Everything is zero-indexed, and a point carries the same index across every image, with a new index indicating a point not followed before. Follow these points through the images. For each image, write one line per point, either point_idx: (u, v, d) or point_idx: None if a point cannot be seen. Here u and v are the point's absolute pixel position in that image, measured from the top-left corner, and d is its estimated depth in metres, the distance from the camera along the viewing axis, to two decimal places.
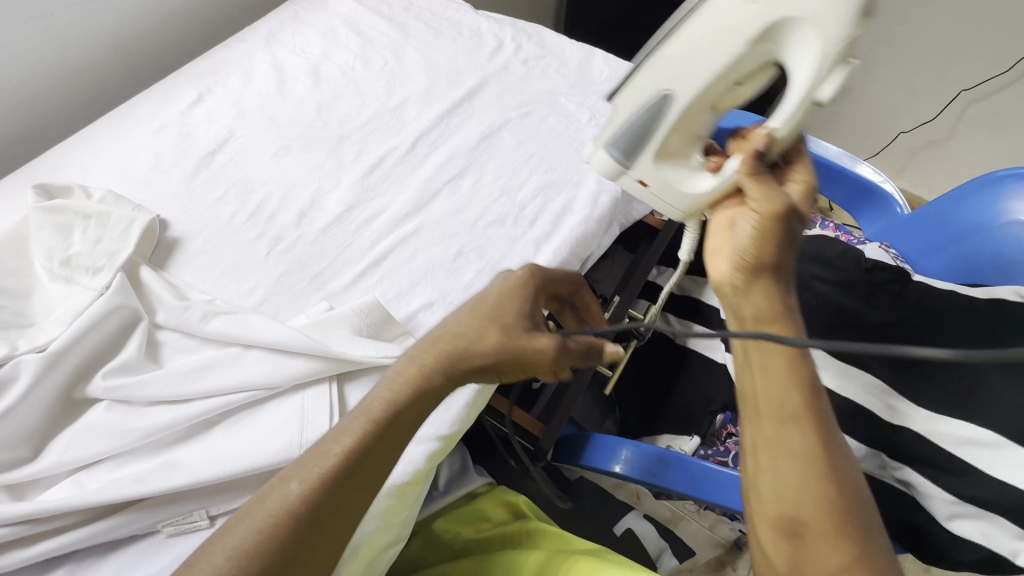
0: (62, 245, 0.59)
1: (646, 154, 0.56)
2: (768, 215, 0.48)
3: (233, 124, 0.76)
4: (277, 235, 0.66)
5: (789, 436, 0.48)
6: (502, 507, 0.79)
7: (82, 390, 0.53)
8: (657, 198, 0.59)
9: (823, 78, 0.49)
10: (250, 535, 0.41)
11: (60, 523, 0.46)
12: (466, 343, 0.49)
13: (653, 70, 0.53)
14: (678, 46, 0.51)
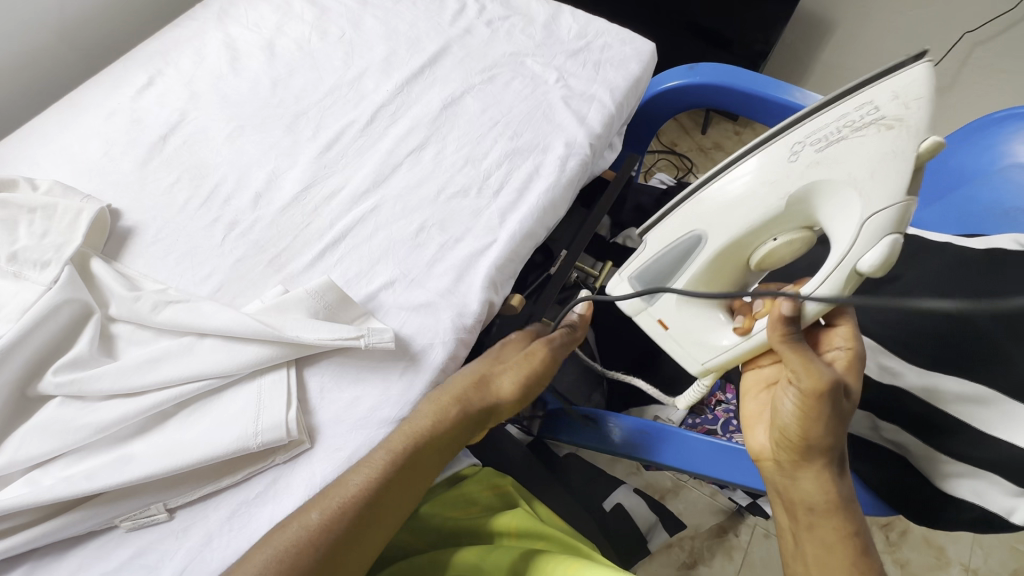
0: (7, 241, 0.57)
1: (672, 294, 0.60)
2: (810, 393, 0.52)
3: (186, 106, 0.73)
4: (233, 219, 0.64)
5: (840, 538, 0.54)
6: (489, 490, 0.73)
7: (35, 387, 0.52)
8: (676, 341, 0.62)
9: (863, 245, 0.47)
10: (270, 563, 0.43)
11: (14, 522, 0.45)
12: (480, 385, 0.57)
13: (688, 214, 0.58)
14: (717, 197, 0.56)
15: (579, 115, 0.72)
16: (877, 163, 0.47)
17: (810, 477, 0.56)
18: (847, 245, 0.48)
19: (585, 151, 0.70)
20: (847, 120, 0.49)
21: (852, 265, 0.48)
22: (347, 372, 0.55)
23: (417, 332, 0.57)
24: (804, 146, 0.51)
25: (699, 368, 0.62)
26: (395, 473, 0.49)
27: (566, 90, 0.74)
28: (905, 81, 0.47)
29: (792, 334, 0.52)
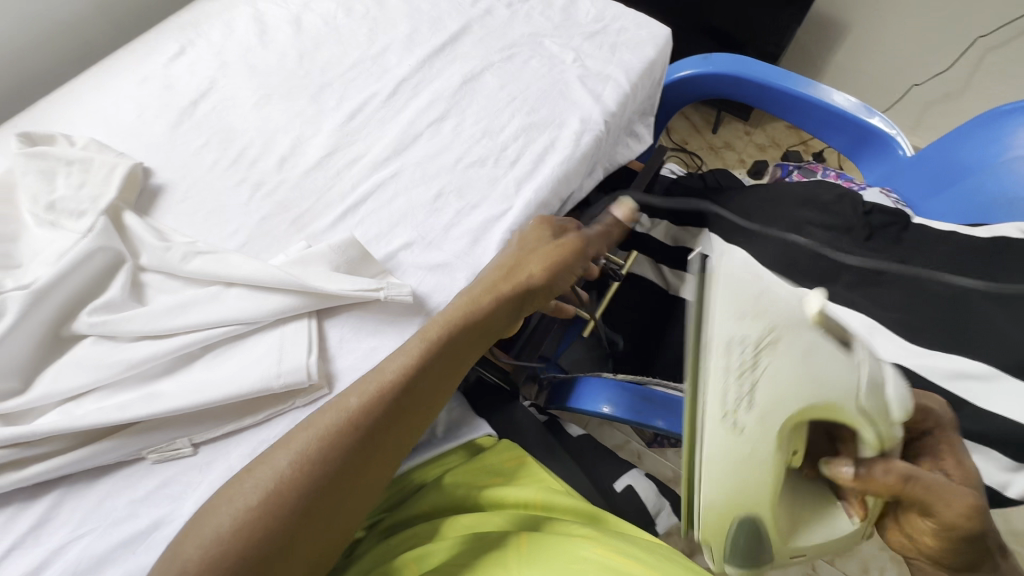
0: (46, 190, 0.60)
1: (779, 556, 0.40)
2: (949, 536, 0.41)
3: (215, 74, 0.76)
4: (259, 180, 0.67)
5: None
6: (512, 459, 0.72)
7: (69, 327, 0.54)
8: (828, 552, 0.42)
9: (880, 410, 0.39)
10: (313, 441, 0.45)
11: (48, 448, 0.48)
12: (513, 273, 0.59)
13: (707, 498, 0.38)
14: (714, 476, 0.37)
15: (595, 93, 0.74)
16: (807, 363, 0.39)
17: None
18: (859, 401, 0.39)
19: (599, 128, 0.72)
20: (744, 291, 0.41)
21: (880, 407, 0.39)
22: (365, 325, 0.57)
23: (433, 290, 0.60)
24: (740, 409, 0.37)
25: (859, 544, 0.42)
26: (433, 357, 0.52)
27: (582, 70, 0.76)
28: (728, 271, 0.42)
29: (916, 484, 0.40)
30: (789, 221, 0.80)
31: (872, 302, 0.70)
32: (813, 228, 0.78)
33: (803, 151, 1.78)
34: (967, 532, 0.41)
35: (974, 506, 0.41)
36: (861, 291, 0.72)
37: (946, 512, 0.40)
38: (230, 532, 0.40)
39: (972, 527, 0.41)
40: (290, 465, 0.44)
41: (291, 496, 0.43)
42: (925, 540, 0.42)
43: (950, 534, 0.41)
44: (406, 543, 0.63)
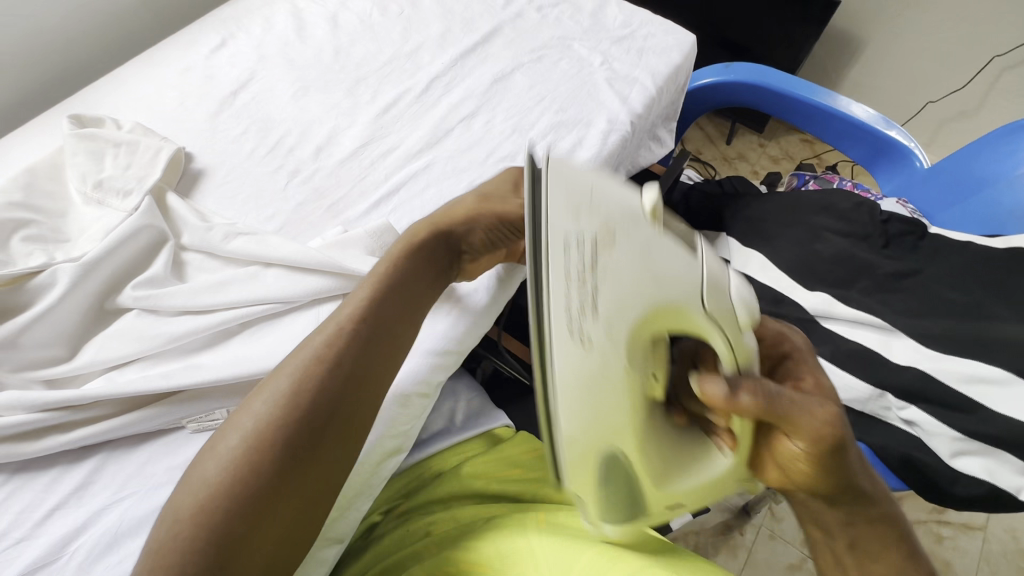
0: (94, 170, 0.62)
1: (650, 497, 0.38)
2: (818, 446, 0.39)
3: (255, 66, 0.78)
4: (296, 168, 0.69)
5: None
6: (531, 453, 0.74)
7: (114, 300, 0.57)
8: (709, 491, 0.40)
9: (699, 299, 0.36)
10: (287, 386, 0.43)
11: (97, 412, 0.50)
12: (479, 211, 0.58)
13: (572, 478, 0.34)
14: (577, 428, 0.33)
15: (621, 95, 0.76)
16: (641, 257, 0.35)
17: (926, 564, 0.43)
18: (701, 303, 0.36)
19: (625, 129, 0.74)
20: (580, 365, 0.33)
21: (726, 312, 0.37)
22: None
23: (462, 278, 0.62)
24: (581, 321, 0.33)
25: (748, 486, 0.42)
26: (396, 290, 0.51)
27: (609, 73, 0.79)
28: (561, 164, 0.36)
29: (774, 395, 0.38)
30: (805, 228, 0.79)
31: (887, 306, 0.70)
32: (830, 235, 0.77)
33: (816, 164, 1.79)
34: (834, 453, 0.40)
35: (840, 424, 0.40)
36: (876, 297, 0.71)
37: (824, 429, 0.39)
38: (218, 477, 0.39)
39: (841, 444, 0.40)
40: (267, 411, 0.42)
41: (271, 443, 0.40)
42: (793, 460, 0.41)
43: (818, 454, 0.40)
44: (428, 522, 0.63)
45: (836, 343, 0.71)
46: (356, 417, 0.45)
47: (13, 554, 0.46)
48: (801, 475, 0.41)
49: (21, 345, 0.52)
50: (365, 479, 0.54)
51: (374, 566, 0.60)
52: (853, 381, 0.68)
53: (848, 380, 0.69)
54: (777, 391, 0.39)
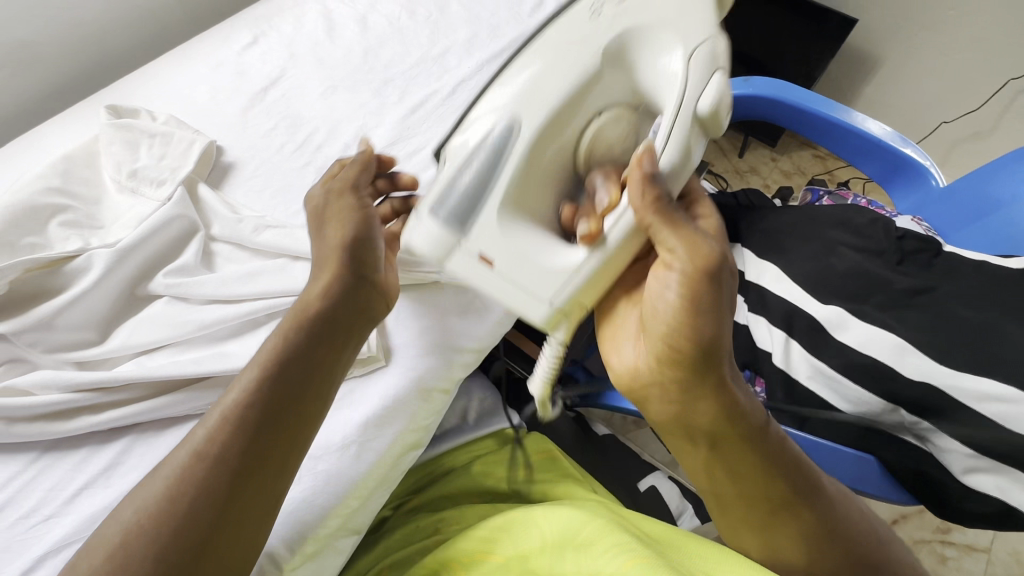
0: (129, 159, 0.64)
1: (490, 219, 0.43)
2: (690, 281, 0.43)
3: (286, 64, 0.80)
4: (323, 164, 0.70)
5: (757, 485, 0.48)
6: (539, 454, 0.73)
7: (145, 287, 0.58)
8: (506, 281, 0.43)
9: (682, 116, 0.46)
10: (228, 408, 0.43)
11: (128, 395, 0.51)
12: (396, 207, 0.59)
13: (536, 74, 0.46)
14: (550, 78, 0.45)
15: None
16: (678, 11, 0.48)
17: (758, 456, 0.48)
18: (678, 97, 0.46)
19: None
20: (571, 33, 0.47)
21: (692, 112, 0.46)
22: (419, 306, 0.60)
23: None
24: (604, 4, 0.48)
25: (546, 313, 0.43)
26: (342, 290, 0.50)
27: None
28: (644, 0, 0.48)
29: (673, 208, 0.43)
30: (821, 241, 0.78)
31: (899, 321, 0.68)
32: (846, 249, 0.76)
33: (829, 180, 1.79)
34: (712, 305, 0.43)
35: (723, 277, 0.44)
36: (890, 312, 0.69)
37: (714, 267, 0.43)
38: (162, 492, 0.39)
39: (718, 304, 0.44)
40: (207, 434, 0.41)
41: (217, 461, 0.40)
42: (666, 298, 0.45)
43: (697, 300, 0.43)
44: (430, 525, 0.63)
45: (848, 356, 0.69)
46: (292, 437, 0.44)
47: (43, 530, 0.47)
48: (670, 320, 0.45)
49: (55, 327, 0.53)
50: (390, 469, 0.55)
51: (377, 563, 0.61)
52: (867, 395, 0.68)
53: (861, 394, 0.68)
54: (676, 210, 0.44)
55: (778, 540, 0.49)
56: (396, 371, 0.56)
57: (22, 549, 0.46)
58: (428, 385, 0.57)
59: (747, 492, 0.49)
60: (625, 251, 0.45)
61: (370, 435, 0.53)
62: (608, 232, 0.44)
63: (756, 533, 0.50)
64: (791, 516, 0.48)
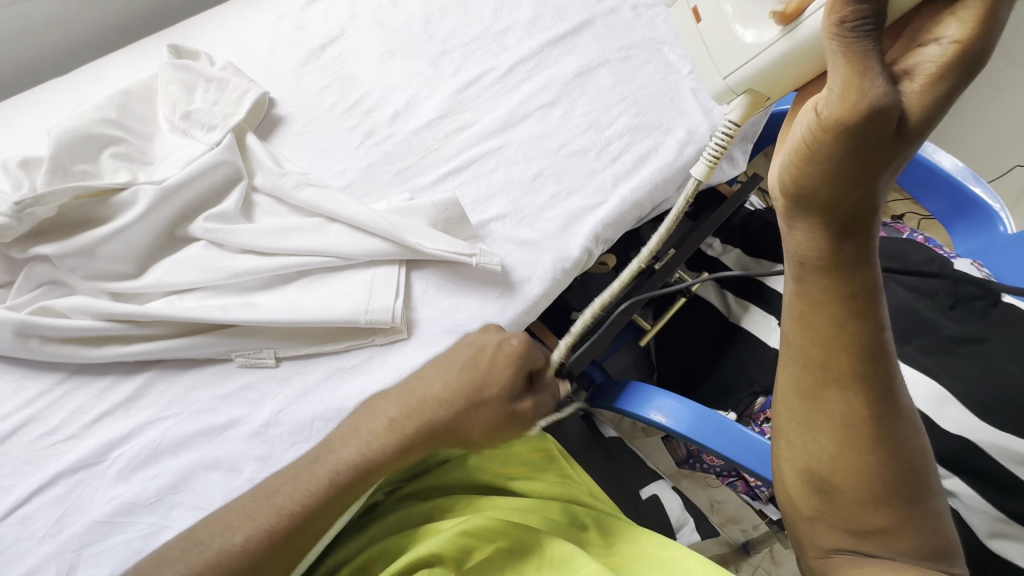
0: (185, 100, 0.65)
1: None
2: (827, 125, 0.35)
3: (346, 24, 0.79)
4: (371, 129, 0.70)
5: (828, 357, 0.46)
6: (537, 452, 0.68)
7: (184, 229, 0.58)
8: (705, 45, 0.51)
9: None
10: (325, 477, 0.46)
11: (155, 330, 0.52)
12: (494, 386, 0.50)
13: None
14: None
15: (705, 108, 0.74)
16: None
17: (842, 318, 0.45)
18: None
19: (703, 142, 0.72)
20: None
21: None
22: (448, 284, 0.58)
23: (519, 264, 0.60)
24: None
25: (721, 89, 0.50)
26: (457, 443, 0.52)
27: (696, 83, 0.76)
28: None
29: (864, 29, 0.33)
30: None
31: (940, 367, 0.64)
32: (895, 286, 0.71)
33: None
34: (846, 157, 0.37)
35: (879, 131, 0.35)
36: (933, 357, 0.65)
37: (860, 122, 0.34)
38: (257, 534, 0.43)
39: (867, 156, 0.36)
40: (293, 504, 0.45)
41: (296, 512, 0.45)
42: (804, 122, 0.38)
43: (821, 152, 0.37)
44: (422, 512, 0.61)
45: None
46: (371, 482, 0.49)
47: (61, 450, 0.49)
48: (790, 152, 0.40)
49: (96, 256, 0.54)
50: None
51: (362, 552, 0.56)
52: None
53: None
54: (857, 32, 0.33)
55: (813, 415, 0.48)
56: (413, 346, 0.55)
57: (42, 464, 0.48)
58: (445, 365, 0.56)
59: (815, 348, 0.47)
60: (814, 46, 0.43)
61: None
62: (804, 15, 0.43)
63: (798, 395, 0.49)
64: (844, 389, 0.46)
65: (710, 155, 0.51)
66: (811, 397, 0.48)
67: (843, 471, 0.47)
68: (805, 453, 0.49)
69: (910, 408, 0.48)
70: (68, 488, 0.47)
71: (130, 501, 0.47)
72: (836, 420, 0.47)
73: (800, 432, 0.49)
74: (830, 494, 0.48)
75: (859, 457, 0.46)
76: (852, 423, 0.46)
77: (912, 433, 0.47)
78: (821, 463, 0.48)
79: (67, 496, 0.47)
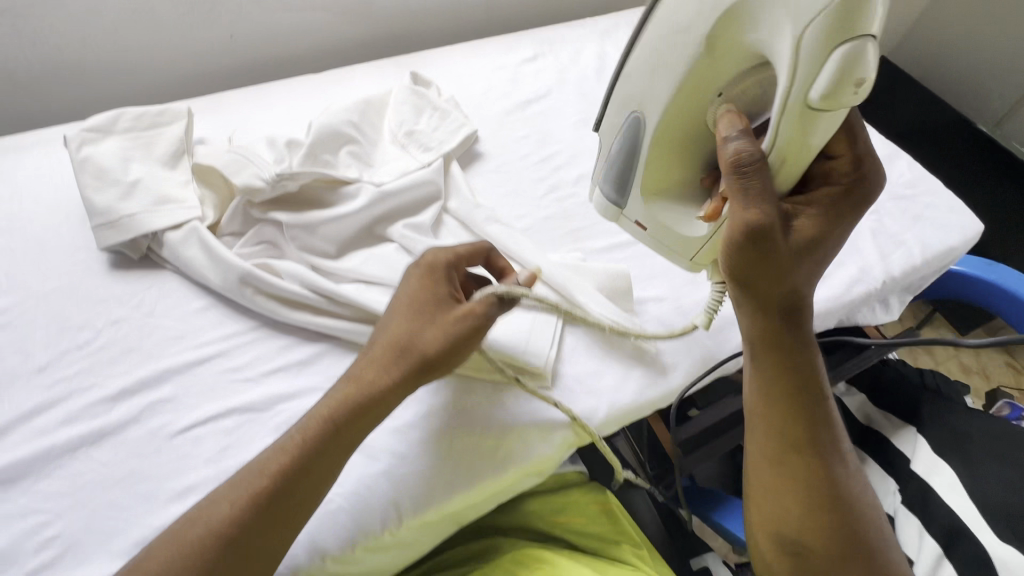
0: (411, 121, 0.74)
1: (636, 194, 0.56)
2: (745, 231, 0.45)
3: (553, 87, 0.87)
4: (556, 184, 0.75)
5: (780, 423, 0.52)
6: (596, 505, 0.68)
7: (383, 228, 0.65)
8: (659, 241, 0.57)
9: (801, 87, 0.41)
10: (263, 472, 0.45)
11: (340, 310, 0.58)
12: (416, 323, 0.51)
13: (642, 88, 0.50)
14: (639, 66, 0.50)
15: (882, 251, 0.72)
16: None
17: (786, 390, 0.52)
18: (805, 101, 0.41)
19: (874, 285, 0.70)
20: (676, 20, 0.45)
21: (825, 100, 0.40)
22: (598, 348, 0.61)
23: (668, 350, 0.61)
24: None
25: (691, 267, 0.57)
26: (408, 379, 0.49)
27: (877, 224, 0.75)
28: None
29: (757, 162, 0.44)
30: (1021, 470, 0.66)
31: None
32: None
33: None
34: (771, 257, 0.46)
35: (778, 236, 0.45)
36: None
37: (772, 230, 0.45)
38: (210, 542, 0.42)
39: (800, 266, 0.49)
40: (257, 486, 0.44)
41: (236, 517, 0.43)
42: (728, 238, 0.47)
43: (748, 255, 0.46)
44: (477, 547, 0.66)
45: None
46: (308, 497, 0.45)
47: (240, 388, 0.55)
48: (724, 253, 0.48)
49: (315, 233, 0.62)
50: (508, 486, 0.55)
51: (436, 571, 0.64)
52: None
53: None
54: (751, 168, 0.44)
55: (774, 483, 0.53)
56: (539, 400, 0.57)
57: (223, 395, 0.55)
58: (560, 418, 0.56)
59: (766, 422, 0.53)
60: None
61: (517, 445, 0.55)
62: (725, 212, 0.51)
63: (763, 462, 0.53)
64: (801, 455, 0.52)
65: (710, 308, 0.55)
66: (771, 462, 0.53)
67: (800, 527, 0.51)
68: (765, 514, 0.53)
69: (854, 467, 0.54)
70: (237, 424, 0.53)
71: None
72: (788, 480, 0.52)
73: (762, 495, 0.53)
74: (802, 556, 0.51)
75: (819, 517, 0.51)
76: (806, 482, 0.51)
77: (860, 493, 0.52)
78: (785, 523, 0.52)
79: (234, 430, 0.53)
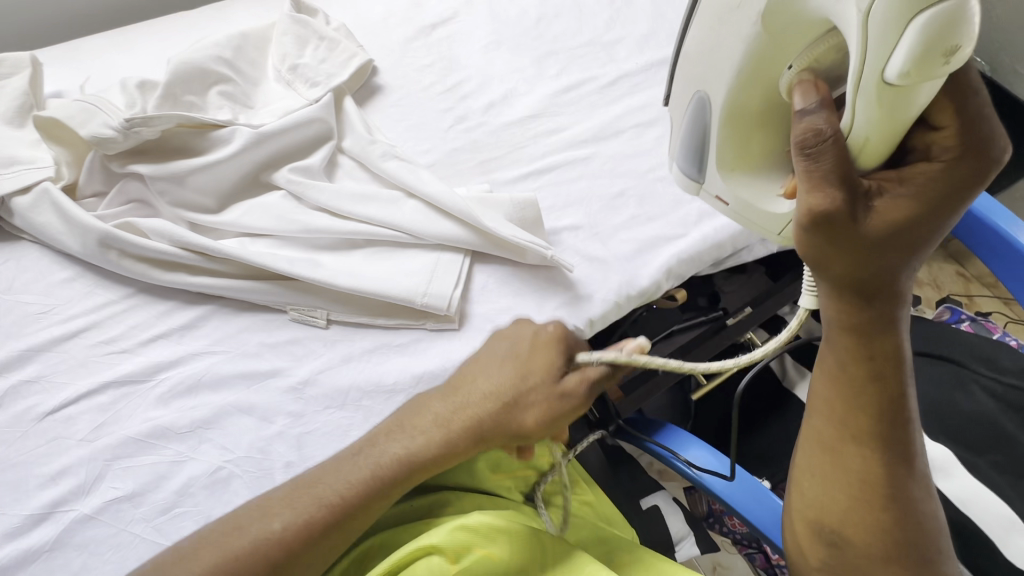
0: (294, 53, 0.66)
1: (712, 170, 0.49)
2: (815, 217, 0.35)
3: (460, 8, 0.79)
4: (463, 114, 0.69)
5: (849, 410, 0.43)
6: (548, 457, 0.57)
7: (269, 175, 0.59)
8: (748, 219, 0.49)
9: (877, 50, 0.32)
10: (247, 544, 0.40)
11: (219, 267, 0.53)
12: (514, 391, 0.43)
13: (699, 65, 0.45)
14: (698, 36, 0.44)
15: None
16: None
17: (863, 376, 0.42)
18: (879, 74, 0.33)
19: None
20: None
21: (905, 73, 0.32)
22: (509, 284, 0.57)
23: (584, 279, 0.58)
24: None
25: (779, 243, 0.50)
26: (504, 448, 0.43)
27: None
28: None
29: (828, 142, 0.35)
30: (951, 370, 0.64)
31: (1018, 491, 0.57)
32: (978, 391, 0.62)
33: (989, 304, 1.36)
34: (847, 243, 0.36)
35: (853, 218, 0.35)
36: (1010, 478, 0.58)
37: (838, 218, 0.35)
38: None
39: (881, 254, 0.37)
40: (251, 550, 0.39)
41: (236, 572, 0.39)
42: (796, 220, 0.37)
43: (818, 239, 0.36)
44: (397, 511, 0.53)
45: None
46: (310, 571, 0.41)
47: (114, 361, 0.50)
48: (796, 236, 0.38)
49: (185, 185, 0.56)
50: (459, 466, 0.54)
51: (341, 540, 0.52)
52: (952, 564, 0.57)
53: None
54: (827, 139, 0.34)
55: (818, 464, 0.45)
56: None
57: (95, 369, 0.50)
58: None
59: (834, 404, 0.44)
60: None
61: None
62: None
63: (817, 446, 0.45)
64: (864, 445, 0.43)
65: None
66: (829, 449, 0.44)
67: (847, 522, 0.43)
68: (806, 500, 0.45)
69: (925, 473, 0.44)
70: (113, 399, 0.49)
71: (165, 426, 0.48)
72: (848, 471, 0.43)
73: (808, 478, 0.45)
74: (838, 547, 0.43)
75: (871, 518, 0.42)
76: (868, 477, 0.43)
77: (926, 502, 0.43)
78: (830, 518, 0.44)
79: (111, 406, 0.49)
